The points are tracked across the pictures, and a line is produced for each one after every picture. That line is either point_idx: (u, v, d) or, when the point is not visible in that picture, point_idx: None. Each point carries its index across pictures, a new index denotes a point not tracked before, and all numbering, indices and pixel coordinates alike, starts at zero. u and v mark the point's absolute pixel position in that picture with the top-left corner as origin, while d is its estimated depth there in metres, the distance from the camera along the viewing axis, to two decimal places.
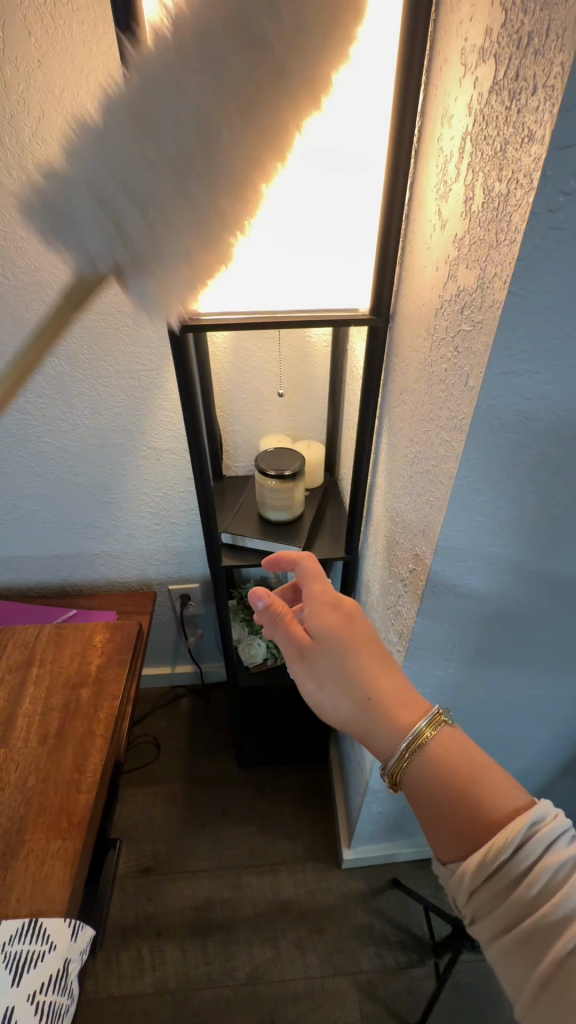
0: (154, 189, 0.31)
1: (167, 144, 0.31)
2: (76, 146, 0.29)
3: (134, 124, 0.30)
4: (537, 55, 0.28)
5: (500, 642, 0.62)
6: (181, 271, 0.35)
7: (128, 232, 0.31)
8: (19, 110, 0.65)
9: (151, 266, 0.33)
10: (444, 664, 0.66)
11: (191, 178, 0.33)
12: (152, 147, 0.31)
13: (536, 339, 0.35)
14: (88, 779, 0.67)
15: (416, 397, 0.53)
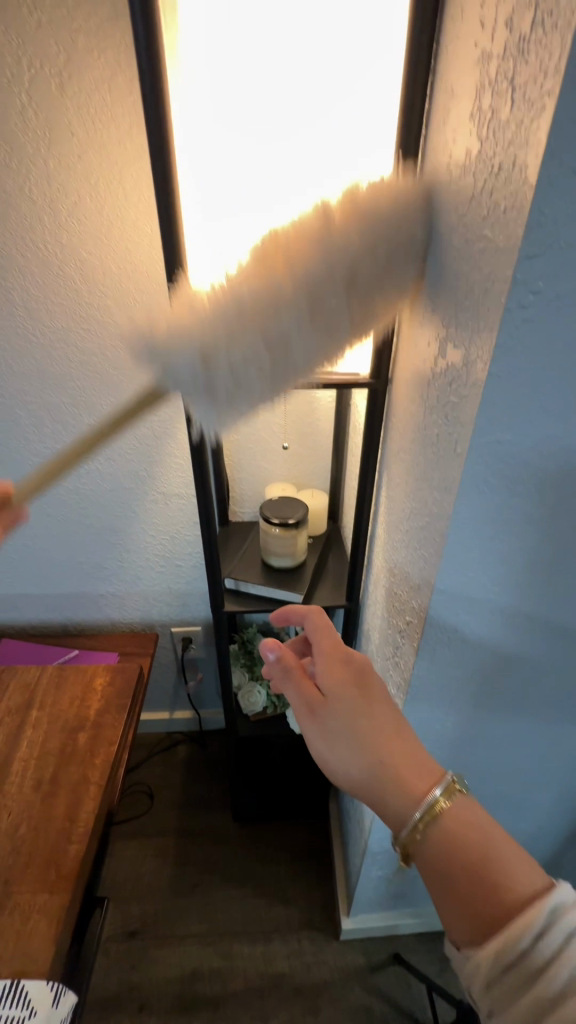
0: (249, 371, 0.43)
1: (270, 336, 0.42)
2: (202, 335, 0.42)
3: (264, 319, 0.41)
4: (506, 181, 0.33)
5: (498, 698, 0.62)
6: (223, 394, 0.45)
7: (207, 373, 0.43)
8: (59, 195, 0.74)
9: (215, 407, 0.46)
10: (443, 719, 0.65)
11: (280, 369, 0.44)
12: (260, 330, 0.42)
13: (514, 415, 0.39)
14: (79, 830, 0.66)
15: (412, 456, 0.56)
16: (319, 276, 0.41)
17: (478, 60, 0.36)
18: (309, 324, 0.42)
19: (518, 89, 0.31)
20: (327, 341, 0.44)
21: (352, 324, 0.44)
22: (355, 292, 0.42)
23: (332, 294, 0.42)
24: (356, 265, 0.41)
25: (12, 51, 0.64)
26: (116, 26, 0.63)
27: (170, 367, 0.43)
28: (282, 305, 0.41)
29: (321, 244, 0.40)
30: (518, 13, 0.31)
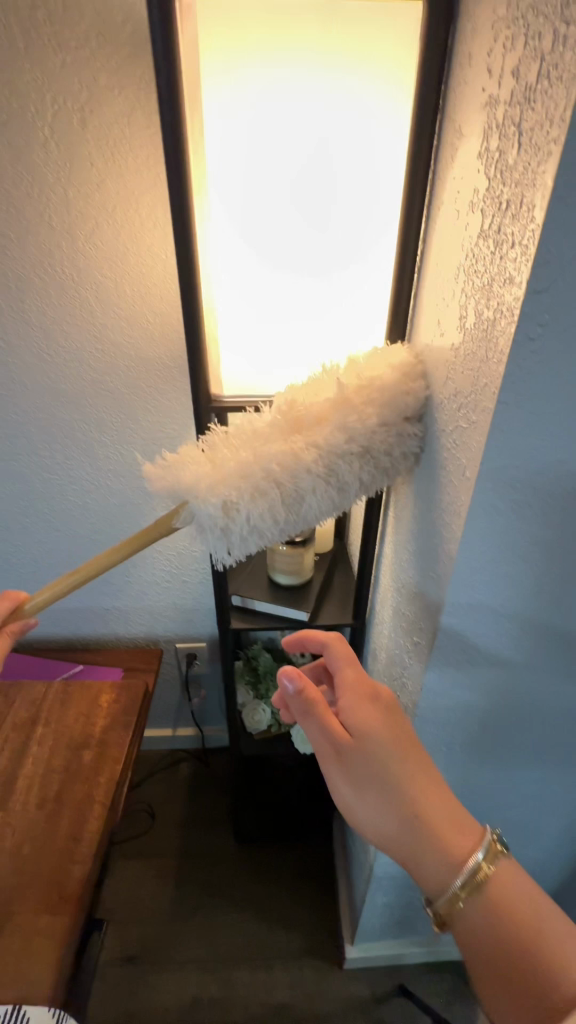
0: (265, 519, 0.55)
1: (286, 490, 0.54)
2: (230, 483, 0.53)
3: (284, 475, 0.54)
4: (514, 219, 0.34)
5: (506, 722, 0.62)
6: (240, 532, 0.56)
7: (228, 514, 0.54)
8: (78, 223, 0.76)
9: (229, 539, 0.56)
10: (451, 742, 0.64)
11: (291, 520, 0.58)
12: (280, 482, 0.54)
13: (522, 443, 0.39)
14: (83, 850, 0.65)
15: (420, 478, 0.57)
16: (330, 445, 0.55)
17: (485, 106, 0.38)
18: (317, 480, 0.55)
19: (525, 133, 0.33)
20: (329, 492, 0.57)
21: (357, 486, 0.59)
22: (361, 465, 0.57)
23: (342, 469, 0.56)
24: (363, 438, 0.55)
25: (37, 89, 0.67)
26: (137, 66, 0.67)
27: (199, 517, 0.54)
28: (303, 477, 0.54)
29: (335, 431, 0.54)
30: (524, 65, 0.32)
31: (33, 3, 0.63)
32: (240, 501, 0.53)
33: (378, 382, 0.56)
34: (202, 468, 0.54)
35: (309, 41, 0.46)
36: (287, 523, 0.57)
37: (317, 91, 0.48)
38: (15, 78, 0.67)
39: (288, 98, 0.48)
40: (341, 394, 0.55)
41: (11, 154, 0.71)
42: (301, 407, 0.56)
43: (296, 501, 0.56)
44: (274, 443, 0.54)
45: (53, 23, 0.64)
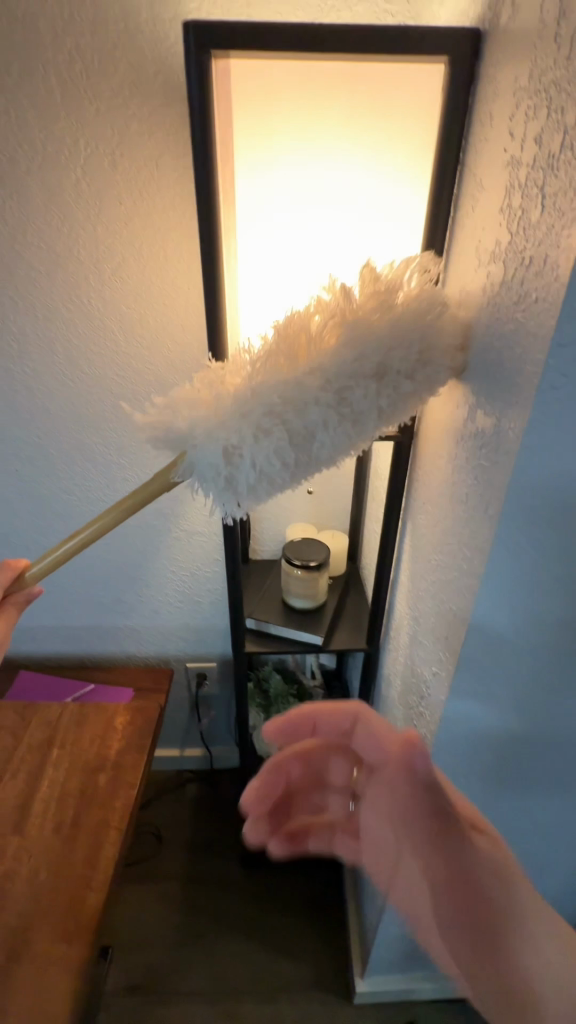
0: (273, 462, 0.45)
1: (294, 419, 0.44)
2: (225, 414, 0.45)
3: (291, 397, 0.44)
4: (537, 276, 0.36)
5: (525, 755, 0.62)
6: (245, 474, 0.46)
7: (230, 454, 0.45)
8: (105, 256, 0.79)
9: (233, 487, 0.47)
10: (469, 773, 0.64)
11: (303, 464, 0.47)
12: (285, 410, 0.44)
13: (543, 486, 0.40)
14: (99, 877, 0.66)
15: (438, 509, 0.58)
16: (346, 361, 0.44)
17: (507, 164, 0.40)
18: (332, 406, 0.45)
19: (548, 196, 0.34)
20: (353, 427, 0.46)
21: (377, 418, 0.47)
22: (382, 392, 0.46)
23: (356, 396, 0.45)
24: (383, 361, 0.45)
25: (71, 133, 0.71)
26: (167, 113, 0.70)
27: (198, 466, 0.46)
28: (310, 405, 0.44)
29: (347, 351, 0.44)
30: (547, 134, 0.34)
31: (71, 55, 0.66)
32: (239, 435, 0.44)
33: (396, 296, 0.46)
34: (197, 405, 0.46)
35: (336, 107, 0.50)
36: (303, 462, 0.47)
37: (343, 156, 0.51)
38: (51, 124, 0.70)
39: (314, 163, 0.52)
40: (348, 304, 0.45)
41: (43, 192, 0.74)
42: (304, 327, 0.45)
43: (309, 429, 0.45)
44: (270, 369, 0.44)
45: (89, 75, 0.67)
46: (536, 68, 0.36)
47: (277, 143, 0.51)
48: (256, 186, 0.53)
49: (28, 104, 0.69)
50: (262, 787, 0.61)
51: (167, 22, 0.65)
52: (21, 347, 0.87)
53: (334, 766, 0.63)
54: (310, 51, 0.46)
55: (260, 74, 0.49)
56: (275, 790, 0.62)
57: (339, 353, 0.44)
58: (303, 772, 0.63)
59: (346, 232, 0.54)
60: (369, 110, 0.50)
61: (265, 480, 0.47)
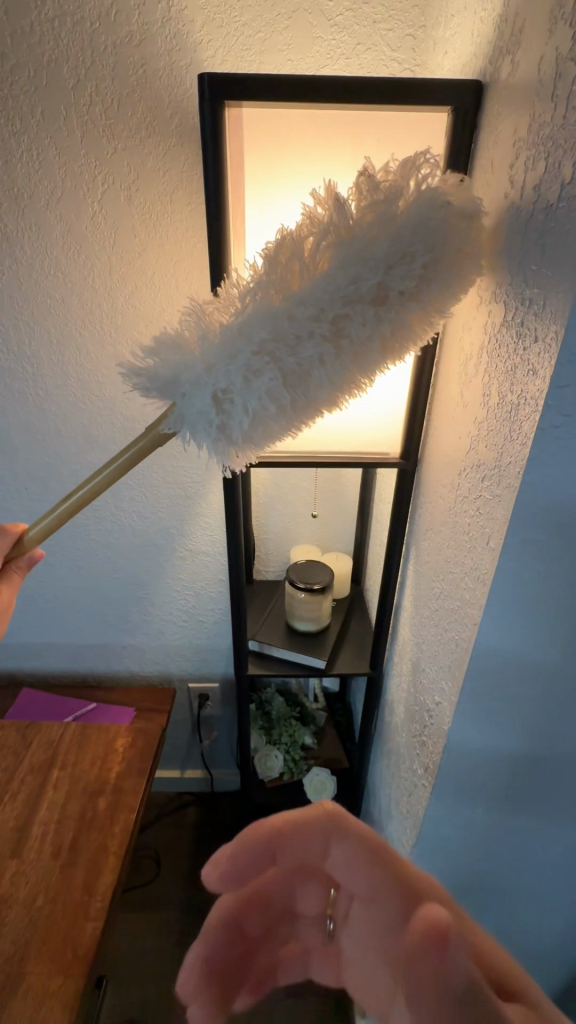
0: (267, 406, 0.45)
1: (286, 357, 0.43)
2: (213, 353, 0.44)
3: (280, 328, 0.42)
4: (536, 318, 0.37)
5: (530, 791, 0.61)
6: (240, 425, 0.46)
7: (221, 401, 0.45)
8: (118, 284, 0.82)
9: (229, 440, 0.47)
10: (472, 808, 0.63)
11: (299, 402, 0.45)
12: (275, 349, 0.43)
13: (542, 523, 0.41)
14: (96, 905, 0.65)
15: (441, 538, 0.58)
16: (338, 283, 0.42)
17: (508, 208, 0.41)
18: (324, 344, 0.43)
19: (546, 242, 0.36)
20: (349, 378, 0.45)
21: (379, 349, 0.44)
22: (382, 314, 0.43)
23: (352, 327, 0.43)
24: (378, 284, 0.42)
25: (90, 170, 0.74)
26: (182, 151, 0.73)
27: (189, 417, 0.46)
28: (303, 343, 0.43)
29: (339, 273, 0.42)
30: (545, 183, 0.36)
31: (92, 98, 0.70)
32: (230, 382, 0.44)
33: (396, 204, 0.42)
34: (190, 351, 0.45)
35: (343, 154, 0.52)
36: (299, 412, 0.46)
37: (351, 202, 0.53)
38: (71, 161, 0.73)
39: None
40: (344, 227, 0.42)
41: (61, 223, 0.77)
42: (297, 249, 0.43)
43: (301, 365, 0.43)
44: (264, 304, 0.43)
45: (109, 115, 0.71)
46: (534, 122, 0.38)
47: (288, 189, 0.54)
48: (267, 223, 0.56)
49: (50, 141, 0.72)
50: (208, 956, 0.54)
51: (183, 67, 0.68)
52: (35, 370, 0.89)
53: (304, 896, 0.59)
54: (318, 100, 0.48)
55: (271, 126, 0.52)
56: (228, 952, 0.55)
57: (329, 272, 0.42)
58: (263, 914, 0.58)
59: None
60: (376, 156, 0.52)
61: (260, 422, 0.46)
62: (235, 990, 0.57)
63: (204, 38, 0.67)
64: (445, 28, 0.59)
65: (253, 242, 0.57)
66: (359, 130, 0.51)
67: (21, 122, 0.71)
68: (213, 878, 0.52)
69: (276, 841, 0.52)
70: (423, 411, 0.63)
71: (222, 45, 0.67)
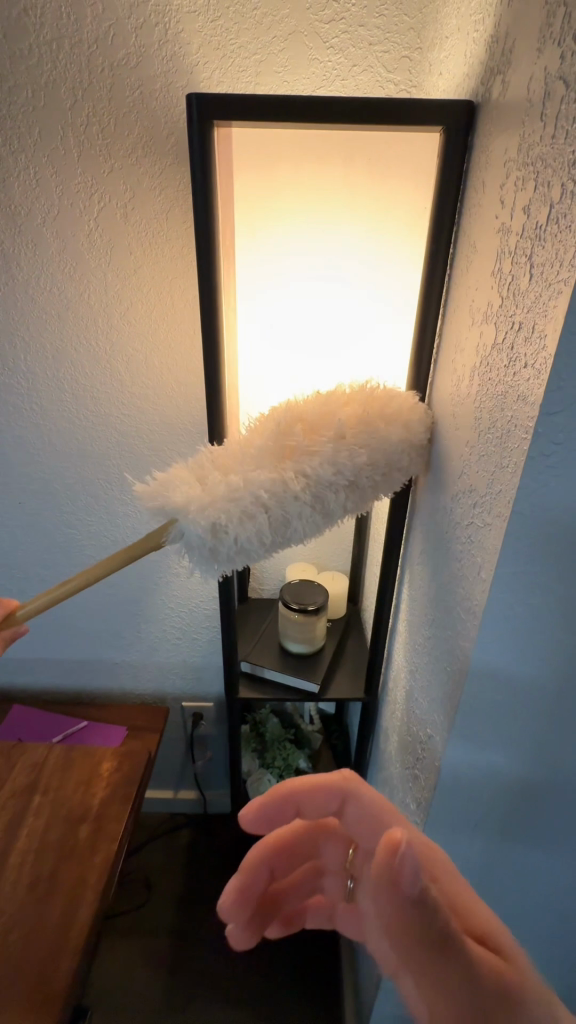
0: (254, 543, 0.49)
1: (275, 516, 0.48)
2: (211, 497, 0.47)
3: (273, 495, 0.48)
4: (526, 341, 0.35)
5: (528, 830, 0.58)
6: (227, 552, 0.49)
7: (219, 532, 0.47)
8: (113, 300, 0.81)
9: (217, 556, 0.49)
10: (467, 846, 0.60)
11: (277, 540, 0.51)
12: (264, 497, 0.47)
13: (535, 551, 0.39)
14: (73, 942, 0.62)
15: (434, 563, 0.56)
16: (322, 469, 0.49)
17: (498, 230, 0.40)
18: (306, 506, 0.49)
19: (536, 266, 0.34)
20: (322, 522, 0.52)
21: (344, 510, 0.53)
22: (350, 493, 0.52)
23: (330, 498, 0.50)
24: (354, 461, 0.50)
25: (86, 189, 0.74)
26: (178, 170, 0.73)
27: (188, 535, 0.47)
28: (290, 503, 0.48)
29: (325, 460, 0.49)
30: (535, 205, 0.35)
31: (89, 118, 0.70)
32: (224, 512, 0.47)
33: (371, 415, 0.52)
34: (192, 484, 0.48)
35: (335, 179, 0.52)
36: (278, 544, 0.51)
37: (342, 225, 0.54)
38: (68, 180, 0.73)
39: (313, 235, 0.54)
40: (337, 422, 0.50)
41: (57, 240, 0.77)
42: (294, 430, 0.50)
43: (284, 518, 0.49)
44: (262, 466, 0.49)
45: (105, 135, 0.71)
46: (523, 144, 0.37)
47: (280, 211, 0.54)
48: (258, 245, 0.55)
49: (47, 161, 0.72)
50: (244, 888, 0.55)
51: (180, 89, 0.68)
52: (31, 387, 0.89)
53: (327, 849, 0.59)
54: (307, 122, 0.48)
55: (261, 149, 0.51)
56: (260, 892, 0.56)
57: (317, 458, 0.49)
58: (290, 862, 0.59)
59: (343, 300, 0.56)
60: (368, 180, 0.52)
61: (247, 554, 0.50)
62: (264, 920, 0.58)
63: (201, 60, 0.67)
64: (439, 51, 0.59)
65: (244, 265, 0.56)
66: (351, 153, 0.51)
67: (19, 142, 0.71)
68: (250, 819, 0.53)
69: (301, 798, 0.54)
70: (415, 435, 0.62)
71: (218, 66, 0.67)
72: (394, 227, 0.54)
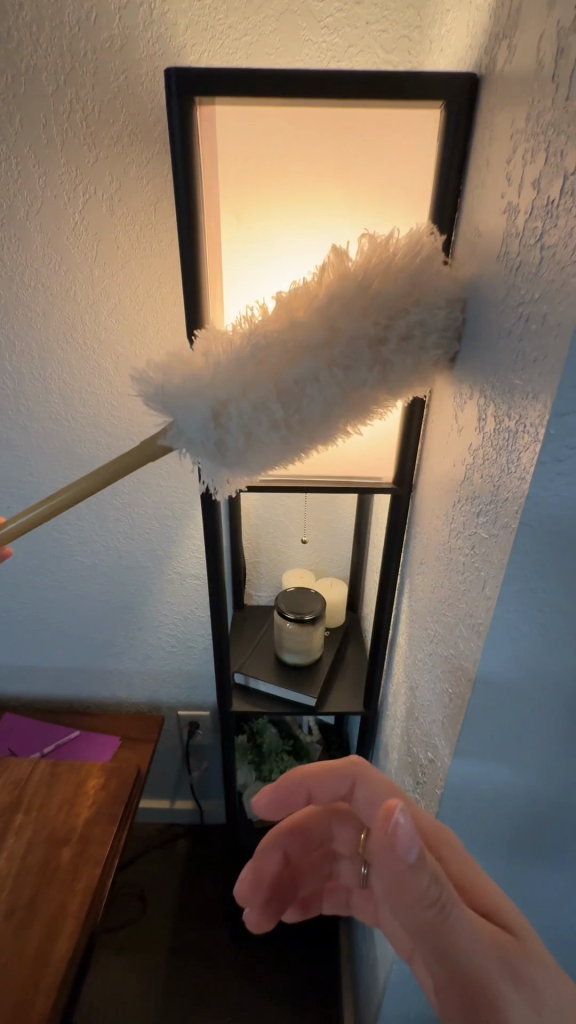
0: (261, 425, 0.42)
1: (283, 385, 0.41)
2: (208, 375, 0.42)
3: (281, 365, 0.41)
4: (536, 333, 0.32)
5: (539, 866, 0.53)
6: (237, 456, 0.44)
7: (220, 421, 0.42)
8: (100, 297, 0.78)
9: (226, 456, 0.44)
10: None
11: (294, 422, 0.42)
12: (267, 380, 0.41)
13: (546, 567, 0.35)
14: (51, 974, 0.59)
15: (435, 574, 0.52)
16: (340, 327, 0.40)
17: (504, 210, 0.36)
18: (321, 377, 0.41)
19: (547, 246, 0.31)
20: (350, 408, 0.43)
21: (376, 381, 0.42)
22: (380, 355, 0.41)
23: (354, 360, 0.41)
24: (381, 315, 0.41)
25: (71, 180, 0.70)
26: (166, 160, 0.69)
27: (185, 432, 0.43)
28: (302, 367, 0.41)
29: (344, 314, 0.40)
30: (546, 178, 0.31)
31: (71, 105, 0.66)
32: (224, 403, 0.42)
33: (405, 256, 0.41)
34: (188, 365, 0.43)
35: (326, 161, 0.48)
36: (294, 441, 0.44)
37: (335, 219, 0.50)
38: (52, 171, 0.70)
39: (303, 224, 0.51)
40: (354, 266, 0.41)
41: (41, 235, 0.74)
42: (309, 287, 0.41)
43: (293, 400, 0.41)
44: (267, 332, 0.41)
45: (89, 124, 0.67)
46: (533, 111, 0.33)
47: (269, 195, 0.50)
48: (245, 230, 0.51)
49: (29, 151, 0.69)
50: (258, 868, 0.60)
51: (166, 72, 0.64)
52: (18, 387, 0.86)
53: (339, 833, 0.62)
54: (295, 95, 0.44)
55: (247, 129, 0.47)
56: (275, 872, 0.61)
57: (335, 314, 0.40)
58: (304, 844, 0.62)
59: None
60: (364, 164, 0.48)
61: (254, 446, 0.44)
62: (283, 897, 0.63)
63: (188, 42, 0.63)
64: (440, 27, 0.55)
65: (231, 252, 0.53)
66: (344, 131, 0.47)
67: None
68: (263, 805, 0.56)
69: (312, 785, 0.56)
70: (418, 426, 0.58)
71: (207, 48, 0.63)
72: (391, 211, 0.50)
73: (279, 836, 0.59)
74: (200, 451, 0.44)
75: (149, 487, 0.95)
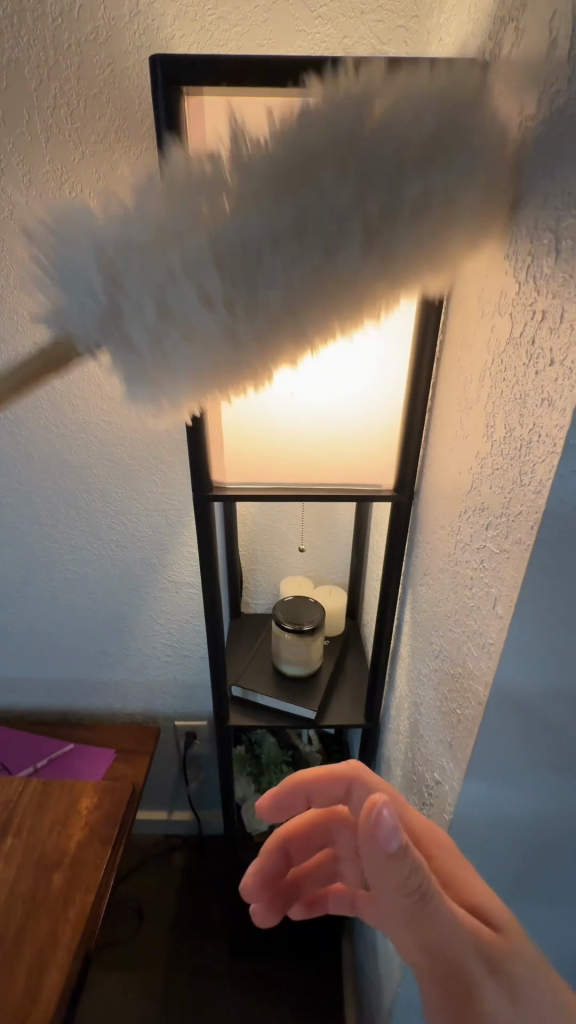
0: (195, 295, 0.35)
1: (224, 245, 0.34)
2: (123, 224, 0.34)
3: (221, 219, 0.34)
4: (552, 333, 0.29)
5: (551, 892, 0.51)
6: (173, 351, 0.37)
7: (142, 293, 0.34)
8: None
9: (154, 357, 0.37)
10: None
11: (238, 312, 0.36)
12: (204, 235, 0.34)
13: (565, 586, 0.33)
14: (41, 1009, 0.56)
15: (440, 587, 0.50)
16: (294, 167, 0.34)
17: (513, 204, 0.34)
18: (271, 244, 0.35)
19: (564, 240, 0.28)
20: (305, 287, 0.37)
21: (338, 244, 0.36)
22: (343, 211, 0.35)
23: (315, 218, 0.35)
24: (345, 149, 0.34)
25: (56, 177, 0.68)
26: (154, 157, 0.67)
27: (97, 302, 0.35)
28: (249, 223, 0.34)
29: (296, 159, 0.34)
30: (561, 167, 0.29)
31: (56, 99, 0.64)
32: (145, 268, 0.34)
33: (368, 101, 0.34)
34: (98, 211, 0.34)
35: None
36: (243, 330, 0.37)
37: None
38: (37, 167, 0.67)
39: None
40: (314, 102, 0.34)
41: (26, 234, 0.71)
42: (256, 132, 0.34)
43: (238, 271, 0.35)
44: (205, 173, 0.34)
45: (74, 119, 0.65)
46: (544, 96, 0.30)
47: None
48: None
49: (13, 147, 0.66)
50: (261, 867, 0.58)
51: None
52: None
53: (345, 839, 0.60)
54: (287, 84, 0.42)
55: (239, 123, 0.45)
56: (279, 873, 0.59)
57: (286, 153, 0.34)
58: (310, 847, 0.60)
59: None
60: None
61: (190, 329, 0.36)
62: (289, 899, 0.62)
63: (177, 33, 0.61)
64: (439, 16, 0.53)
65: None
66: None
67: None
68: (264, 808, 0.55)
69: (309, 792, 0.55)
70: (421, 428, 0.56)
71: (196, 39, 0.61)
72: None
73: (279, 838, 0.58)
74: (121, 337, 0.36)
75: (143, 494, 0.93)
